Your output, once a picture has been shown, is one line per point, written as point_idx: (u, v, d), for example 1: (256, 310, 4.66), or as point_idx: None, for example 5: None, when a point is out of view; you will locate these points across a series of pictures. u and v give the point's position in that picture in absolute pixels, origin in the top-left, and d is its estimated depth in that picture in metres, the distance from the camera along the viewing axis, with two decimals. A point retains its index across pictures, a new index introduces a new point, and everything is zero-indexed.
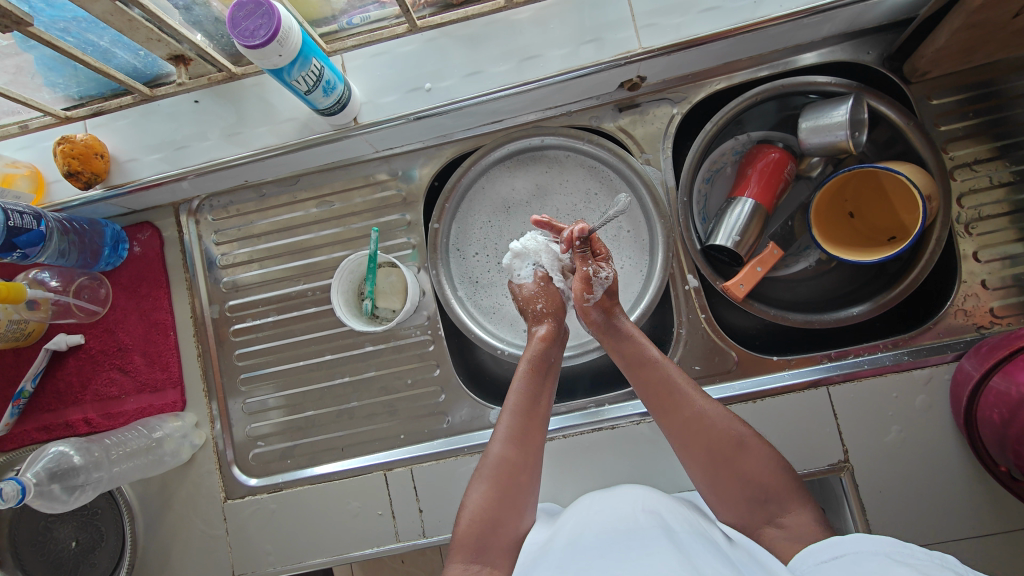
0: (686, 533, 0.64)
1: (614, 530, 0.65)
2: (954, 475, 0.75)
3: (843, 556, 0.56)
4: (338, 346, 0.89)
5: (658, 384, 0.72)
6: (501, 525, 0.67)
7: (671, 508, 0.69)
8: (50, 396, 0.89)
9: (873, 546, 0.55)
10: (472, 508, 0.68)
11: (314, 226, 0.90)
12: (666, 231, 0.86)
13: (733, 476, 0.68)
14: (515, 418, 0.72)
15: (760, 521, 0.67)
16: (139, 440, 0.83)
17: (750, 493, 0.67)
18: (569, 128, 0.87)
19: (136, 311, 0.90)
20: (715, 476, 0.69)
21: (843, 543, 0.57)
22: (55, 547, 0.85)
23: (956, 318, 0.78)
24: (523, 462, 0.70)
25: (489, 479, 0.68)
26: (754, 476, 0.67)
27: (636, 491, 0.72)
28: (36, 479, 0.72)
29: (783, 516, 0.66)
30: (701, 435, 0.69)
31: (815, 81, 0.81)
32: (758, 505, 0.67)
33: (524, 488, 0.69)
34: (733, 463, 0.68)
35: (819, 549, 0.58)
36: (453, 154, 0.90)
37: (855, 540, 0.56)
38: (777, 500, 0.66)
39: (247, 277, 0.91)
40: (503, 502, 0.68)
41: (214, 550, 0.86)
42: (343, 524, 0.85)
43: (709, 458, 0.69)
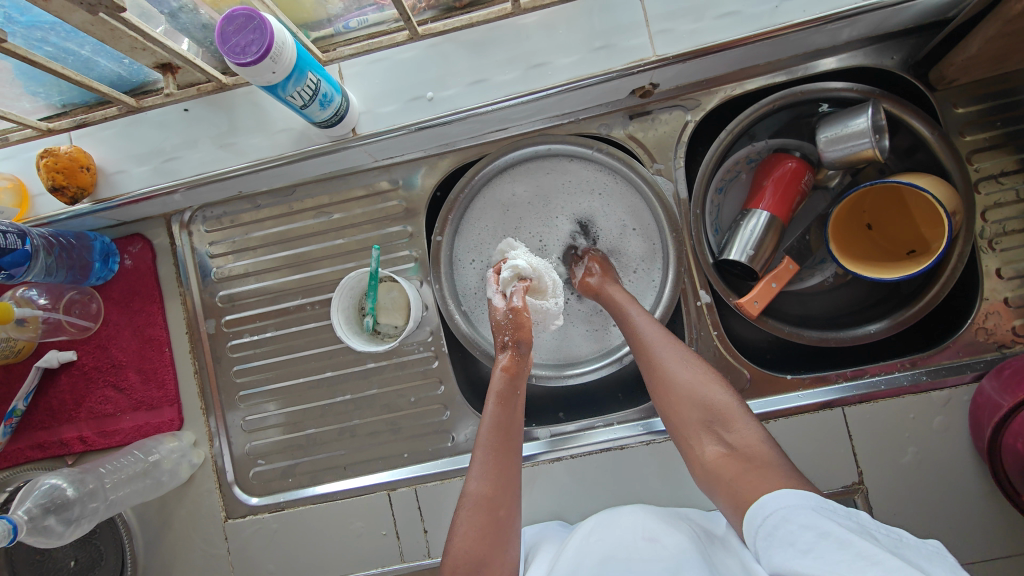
0: (689, 554, 0.62)
1: (618, 553, 0.64)
2: (971, 497, 0.74)
3: (776, 515, 0.55)
4: (339, 363, 0.86)
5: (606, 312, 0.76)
6: (490, 563, 0.63)
7: (671, 532, 0.67)
8: (43, 414, 0.87)
9: (801, 500, 0.55)
10: (456, 544, 0.63)
11: (313, 238, 0.87)
12: (677, 245, 0.83)
13: (676, 399, 0.69)
14: (491, 454, 0.67)
15: (706, 441, 0.67)
16: (135, 465, 0.82)
17: (693, 416, 0.68)
18: (577, 136, 0.84)
19: (129, 327, 0.88)
20: (662, 399, 0.70)
21: (774, 498, 0.57)
22: (54, 566, 0.83)
23: (977, 337, 0.76)
24: (503, 502, 0.65)
25: (470, 514, 0.64)
26: (697, 395, 0.68)
27: (638, 517, 0.70)
28: (28, 516, 0.70)
29: (727, 433, 0.66)
30: (642, 358, 0.72)
31: (835, 88, 0.78)
32: (704, 427, 0.67)
33: (505, 525, 0.65)
34: (674, 387, 0.69)
35: (754, 512, 0.57)
36: (457, 163, 0.86)
37: (782, 497, 0.56)
38: (721, 418, 0.66)
39: (244, 290, 0.88)
40: (490, 538, 0.64)
41: (216, 569, 0.85)
42: (346, 543, 0.83)
43: (654, 381, 0.71)
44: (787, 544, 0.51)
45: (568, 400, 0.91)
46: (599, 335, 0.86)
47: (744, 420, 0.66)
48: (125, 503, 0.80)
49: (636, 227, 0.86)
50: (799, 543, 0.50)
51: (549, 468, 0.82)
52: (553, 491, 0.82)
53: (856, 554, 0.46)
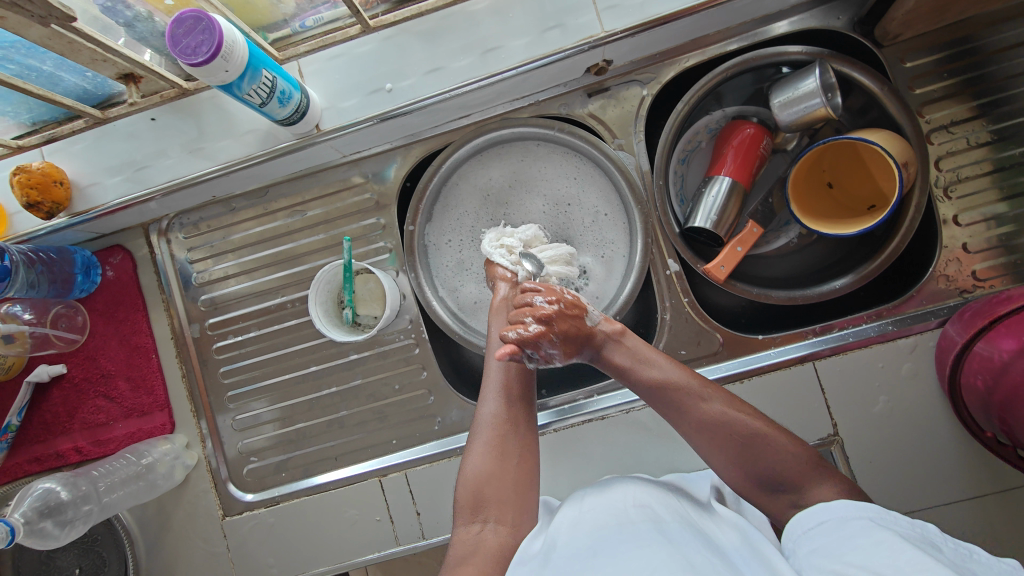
0: (675, 524, 0.63)
1: (606, 524, 0.65)
2: (943, 439, 0.76)
3: (829, 522, 0.57)
4: (323, 356, 0.88)
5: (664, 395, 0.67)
6: (499, 479, 0.70)
7: (663, 502, 0.68)
8: (38, 427, 0.89)
9: (857, 510, 0.56)
10: (469, 461, 0.71)
11: (289, 236, 0.89)
12: (643, 216, 0.84)
13: (746, 476, 0.64)
14: (501, 377, 0.75)
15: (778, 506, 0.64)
16: (128, 468, 0.84)
17: (766, 485, 0.64)
18: (538, 117, 0.85)
19: (116, 336, 0.89)
20: (730, 473, 0.65)
21: (828, 509, 0.59)
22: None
23: (939, 284, 0.78)
24: (516, 417, 0.73)
25: (484, 436, 0.72)
26: (769, 468, 0.63)
27: (628, 485, 0.72)
28: (24, 519, 0.74)
29: (801, 496, 0.63)
30: (706, 439, 0.65)
31: (785, 52, 0.80)
32: (776, 492, 0.64)
33: (521, 441, 0.72)
34: (737, 460, 0.64)
35: (807, 517, 0.60)
36: (424, 153, 0.88)
37: (839, 507, 0.58)
38: (794, 484, 0.63)
39: (225, 293, 0.90)
40: (503, 458, 0.71)
41: (216, 566, 0.86)
42: (342, 532, 0.85)
43: (721, 459, 0.65)
44: (834, 543, 0.54)
45: (551, 377, 0.93)
46: None
47: (819, 483, 0.63)
48: (119, 505, 0.82)
49: (603, 200, 0.88)
50: (842, 545, 0.53)
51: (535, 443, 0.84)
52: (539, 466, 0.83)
53: (891, 552, 0.48)
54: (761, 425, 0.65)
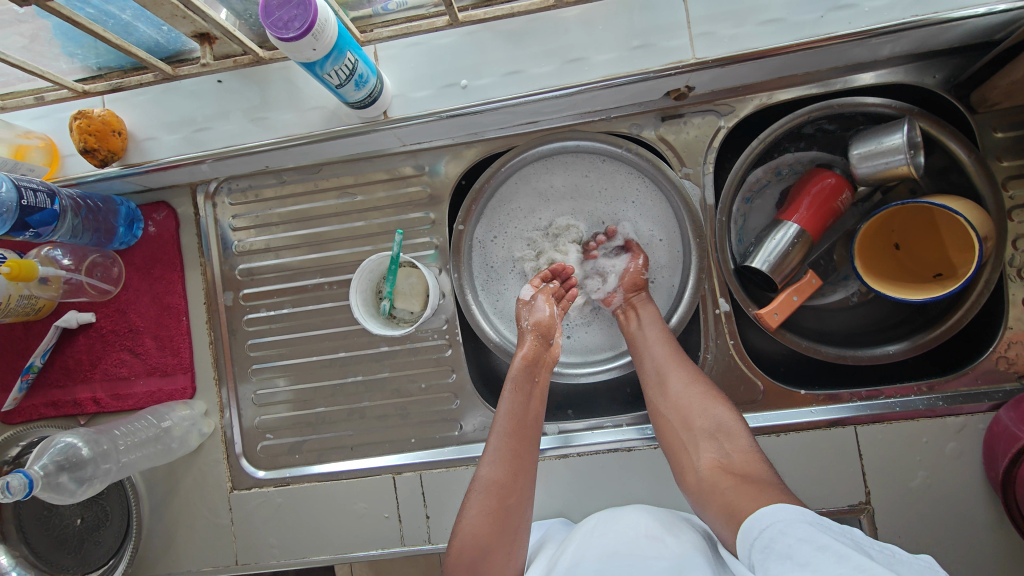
0: (688, 559, 0.62)
1: (617, 553, 0.64)
2: (977, 525, 0.73)
3: (772, 529, 0.54)
4: (353, 344, 0.87)
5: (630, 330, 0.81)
6: (494, 552, 0.65)
7: (673, 531, 0.68)
8: (59, 372, 0.88)
9: (798, 516, 0.54)
10: (465, 528, 0.66)
11: (335, 218, 0.87)
12: (701, 251, 0.82)
13: (679, 407, 0.73)
14: (506, 440, 0.71)
15: (703, 451, 0.69)
16: (148, 430, 0.82)
17: (694, 426, 0.71)
18: (607, 134, 0.83)
19: (149, 293, 0.88)
20: (671, 405, 0.74)
21: (769, 514, 0.56)
22: (60, 523, 0.86)
23: (997, 365, 0.75)
24: (520, 485, 0.69)
25: (482, 499, 0.67)
26: (704, 408, 0.72)
27: (639, 516, 0.70)
28: (44, 472, 0.69)
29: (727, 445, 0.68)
30: (653, 368, 0.77)
31: (865, 103, 0.77)
32: (703, 437, 0.70)
33: (514, 513, 0.67)
34: (677, 399, 0.73)
35: (751, 527, 0.56)
36: (484, 153, 0.86)
37: (781, 512, 0.55)
38: (720, 431, 0.70)
39: (264, 265, 0.88)
40: (499, 528, 0.66)
41: (218, 538, 0.86)
42: (348, 523, 0.84)
43: (666, 386, 0.75)
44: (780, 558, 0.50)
45: (578, 397, 0.91)
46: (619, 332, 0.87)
47: (745, 438, 0.69)
48: (135, 467, 0.79)
49: (660, 227, 0.86)
50: (789, 554, 0.50)
51: (555, 463, 0.82)
52: (556, 488, 0.82)
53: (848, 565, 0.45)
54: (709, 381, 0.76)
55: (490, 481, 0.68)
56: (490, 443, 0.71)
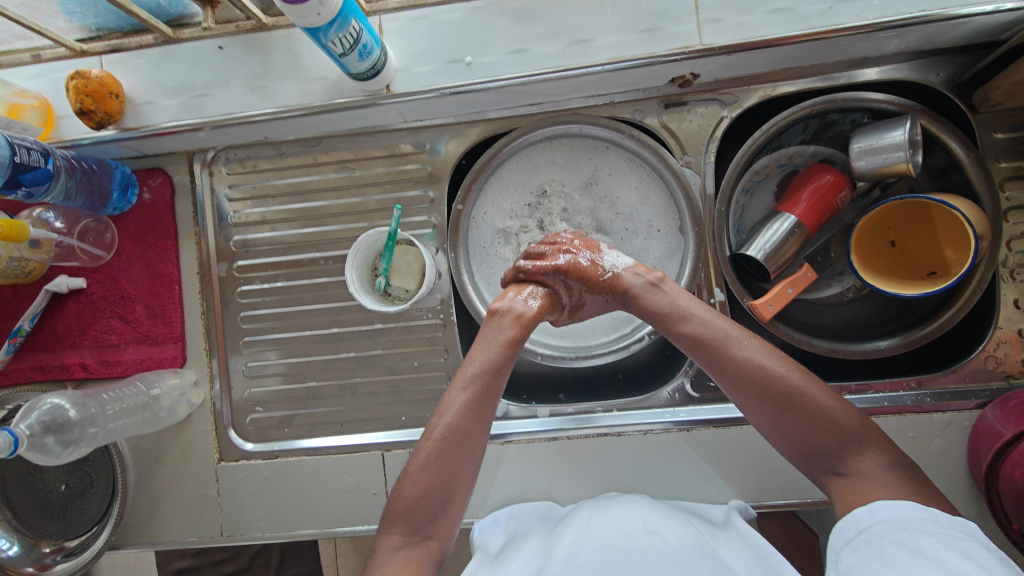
0: (689, 550, 0.62)
1: (615, 544, 0.64)
2: (959, 521, 0.74)
3: (868, 531, 0.56)
4: (346, 320, 0.86)
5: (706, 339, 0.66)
6: (439, 504, 0.63)
7: (670, 523, 0.68)
8: (47, 337, 0.87)
9: (902, 510, 0.55)
10: (409, 481, 0.63)
11: (332, 192, 0.87)
12: (698, 241, 0.82)
13: (786, 432, 0.63)
14: (468, 391, 0.66)
15: (821, 471, 0.64)
16: (137, 397, 0.81)
17: (804, 445, 0.63)
18: (610, 119, 0.83)
19: (141, 260, 0.87)
20: (773, 428, 0.64)
21: (879, 509, 0.57)
22: (44, 489, 0.87)
23: (985, 364, 0.76)
24: (472, 434, 0.64)
25: (426, 448, 0.64)
26: (809, 425, 0.62)
27: (637, 508, 0.71)
28: (28, 431, 0.69)
29: (843, 464, 0.62)
30: (747, 393, 0.64)
31: (867, 98, 0.77)
32: (816, 455, 0.63)
33: (464, 464, 0.64)
34: (776, 423, 0.64)
35: (845, 527, 0.58)
36: (485, 133, 0.85)
37: (881, 510, 0.56)
38: (836, 450, 0.62)
39: (259, 237, 0.88)
40: (445, 477, 0.64)
41: (204, 509, 0.85)
42: (336, 498, 0.84)
43: (759, 402, 0.64)
44: (874, 561, 0.53)
45: (570, 382, 0.91)
46: (614, 321, 0.87)
47: (872, 447, 0.61)
48: (122, 433, 0.79)
49: (659, 216, 0.85)
50: (887, 559, 0.52)
51: (544, 445, 0.82)
52: (544, 471, 0.82)
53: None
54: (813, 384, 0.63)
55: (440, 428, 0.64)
56: (447, 393, 0.66)
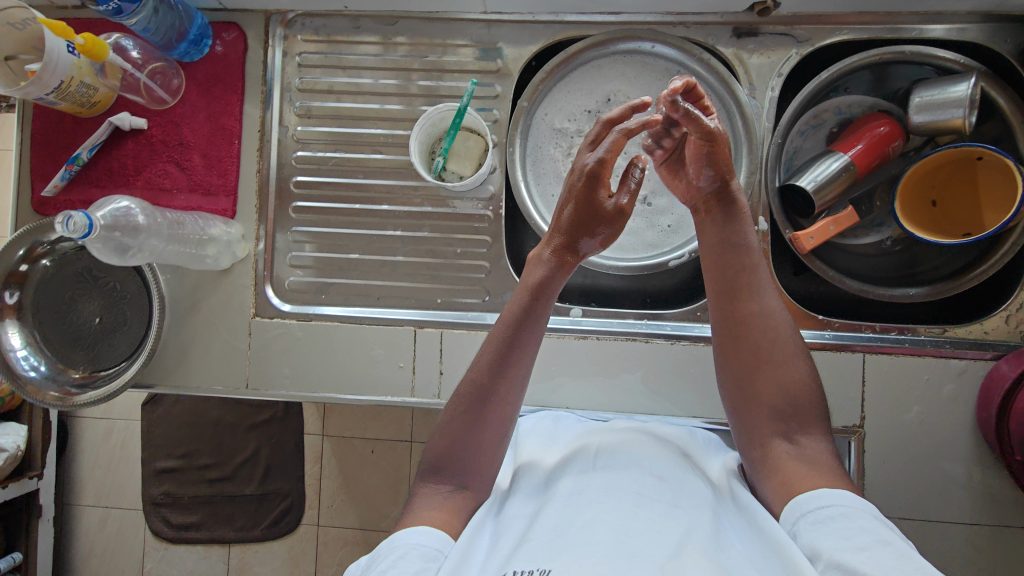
0: (693, 506, 0.62)
1: (622, 487, 0.64)
2: (958, 462, 0.78)
3: (830, 509, 0.56)
4: (397, 199, 0.89)
5: (723, 279, 0.72)
6: (462, 457, 0.67)
7: (680, 461, 0.71)
8: (101, 172, 0.88)
9: (867, 508, 0.56)
10: (438, 436, 0.68)
11: (402, 73, 0.89)
12: (749, 170, 0.84)
13: (758, 385, 0.68)
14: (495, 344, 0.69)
15: (772, 433, 0.65)
16: (194, 229, 0.82)
17: (766, 400, 0.67)
18: (684, 40, 0.85)
19: (205, 111, 0.88)
20: (749, 379, 0.68)
21: (833, 495, 0.58)
22: (77, 320, 0.87)
23: (1005, 321, 0.79)
24: (495, 392, 0.68)
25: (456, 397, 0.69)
26: (779, 382, 0.67)
27: (649, 453, 0.70)
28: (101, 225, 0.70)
29: (797, 433, 0.65)
30: (748, 331, 0.69)
31: (934, 54, 0.80)
32: (775, 416, 0.66)
33: (490, 417, 0.68)
34: (755, 373, 0.68)
35: (807, 499, 0.58)
36: (560, 37, 0.87)
37: (849, 499, 0.57)
38: (798, 418, 0.66)
39: (322, 106, 0.89)
40: (469, 425, 0.67)
41: (234, 360, 0.87)
42: (363, 367, 0.86)
43: (746, 350, 0.69)
44: (837, 538, 0.53)
45: (601, 295, 0.94)
46: (653, 240, 0.89)
47: (821, 430, 0.65)
48: (168, 256, 0.80)
49: None
50: (850, 540, 0.52)
51: (573, 343, 0.85)
52: (569, 367, 0.85)
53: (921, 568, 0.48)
54: (800, 349, 0.69)
55: (466, 385, 0.69)
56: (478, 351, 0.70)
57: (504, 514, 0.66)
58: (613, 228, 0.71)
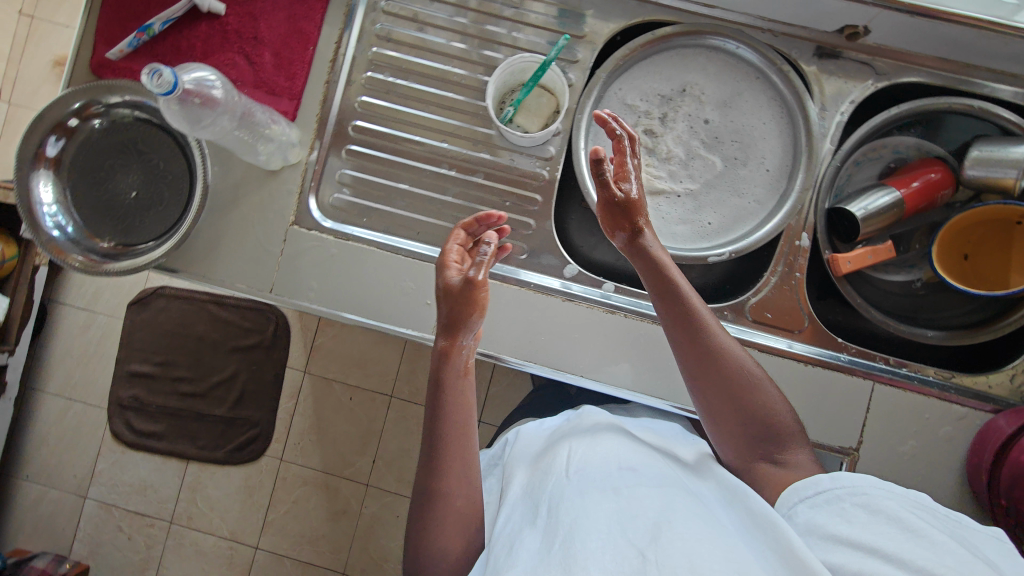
0: (666, 485, 0.65)
1: (594, 482, 0.66)
2: (939, 501, 0.81)
3: (827, 491, 0.58)
4: (458, 141, 0.89)
5: (675, 316, 0.72)
6: (440, 537, 0.69)
7: (639, 447, 0.74)
8: (167, 48, 0.87)
9: (860, 481, 0.57)
10: (417, 536, 0.70)
11: (488, 19, 0.89)
12: (804, 183, 0.86)
13: (727, 417, 0.70)
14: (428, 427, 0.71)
15: (756, 456, 0.69)
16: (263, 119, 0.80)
17: (743, 431, 0.69)
18: (769, 48, 0.86)
19: (285, 12, 0.88)
20: (721, 411, 0.71)
21: (831, 479, 0.59)
22: (111, 191, 0.86)
23: (1010, 378, 0.83)
24: (448, 474, 0.69)
25: (418, 496, 0.70)
26: (747, 415, 0.69)
27: (615, 446, 0.73)
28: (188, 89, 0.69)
29: (778, 453, 0.68)
30: (705, 368, 0.70)
31: (1000, 114, 0.83)
32: (755, 443, 0.69)
33: (449, 502, 0.69)
34: (723, 407, 0.70)
35: (803, 487, 0.61)
36: (649, 18, 0.88)
37: (846, 477, 0.58)
38: (772, 438, 0.68)
39: (403, 33, 0.89)
40: (433, 517, 0.69)
41: (262, 262, 0.87)
42: (390, 297, 0.86)
43: (710, 381, 0.70)
44: (834, 520, 0.55)
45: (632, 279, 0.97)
46: (698, 234, 0.89)
47: (797, 440, 0.69)
48: (229, 138, 0.78)
49: (776, 155, 0.89)
50: (847, 519, 0.54)
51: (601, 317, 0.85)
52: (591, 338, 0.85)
53: (913, 539, 0.50)
54: (759, 374, 0.71)
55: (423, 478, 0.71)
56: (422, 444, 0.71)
57: (493, 542, 0.66)
58: (472, 307, 0.70)
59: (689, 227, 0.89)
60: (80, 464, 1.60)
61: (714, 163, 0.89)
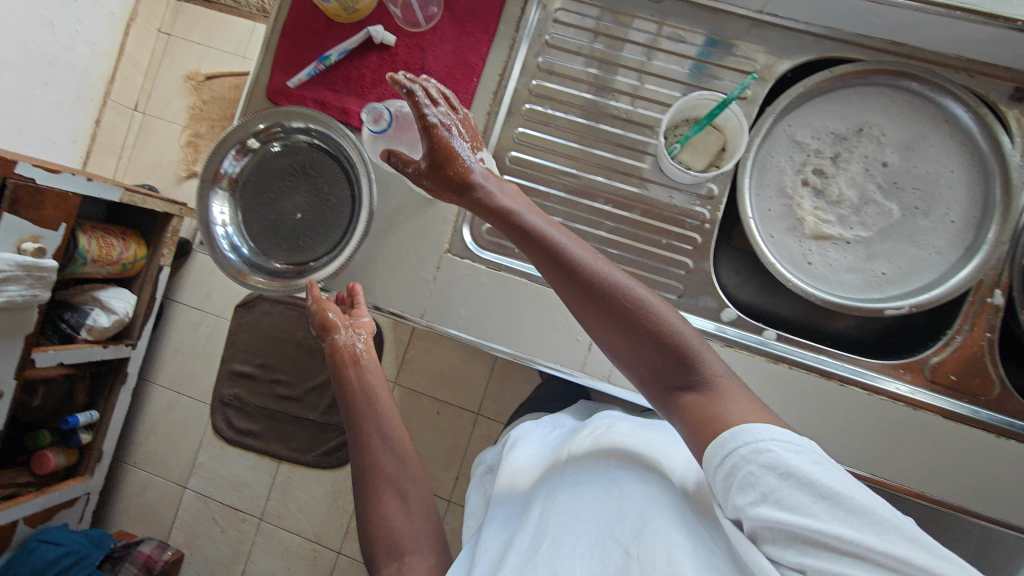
0: (655, 487, 0.56)
1: (592, 483, 0.59)
2: None
3: (734, 452, 0.50)
4: (614, 175, 0.88)
5: (551, 258, 0.62)
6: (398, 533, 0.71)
7: (647, 438, 0.68)
8: (339, 77, 0.90)
9: (763, 436, 0.50)
10: (381, 522, 0.72)
11: (652, 52, 0.87)
12: (996, 233, 0.79)
13: (629, 357, 0.59)
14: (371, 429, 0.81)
15: (671, 389, 0.58)
16: None
17: (650, 369, 0.59)
18: (965, 89, 0.80)
19: (453, 43, 0.89)
20: (621, 351, 0.60)
21: (743, 431, 0.50)
22: (278, 211, 0.90)
23: None
24: (377, 466, 0.77)
25: (377, 485, 0.76)
26: (624, 335, 0.58)
27: (615, 440, 0.67)
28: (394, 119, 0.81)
29: (687, 378, 0.57)
30: (599, 311, 0.59)
31: None
32: (661, 375, 0.58)
33: (393, 484, 0.76)
34: (622, 345, 0.59)
35: (714, 451, 0.51)
36: (829, 54, 0.84)
37: (742, 433, 0.50)
38: (681, 369, 0.57)
39: (566, 66, 0.89)
40: (375, 496, 0.75)
41: (414, 287, 0.88)
42: (540, 330, 0.86)
43: (596, 316, 0.60)
44: (755, 496, 0.47)
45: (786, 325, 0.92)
46: (867, 283, 0.84)
47: (713, 362, 0.58)
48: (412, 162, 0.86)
49: (962, 204, 0.82)
50: (761, 489, 0.47)
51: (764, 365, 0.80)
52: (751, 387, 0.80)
53: (826, 509, 0.44)
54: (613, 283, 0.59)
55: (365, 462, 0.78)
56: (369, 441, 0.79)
57: (482, 541, 0.63)
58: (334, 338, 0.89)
59: (859, 276, 0.84)
60: (182, 456, 1.68)
61: (890, 210, 0.83)
